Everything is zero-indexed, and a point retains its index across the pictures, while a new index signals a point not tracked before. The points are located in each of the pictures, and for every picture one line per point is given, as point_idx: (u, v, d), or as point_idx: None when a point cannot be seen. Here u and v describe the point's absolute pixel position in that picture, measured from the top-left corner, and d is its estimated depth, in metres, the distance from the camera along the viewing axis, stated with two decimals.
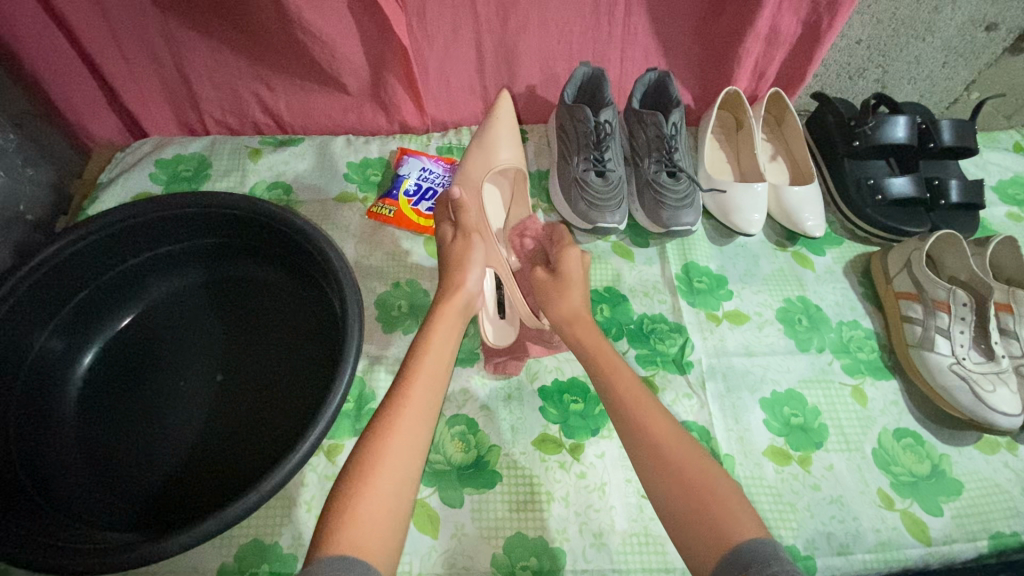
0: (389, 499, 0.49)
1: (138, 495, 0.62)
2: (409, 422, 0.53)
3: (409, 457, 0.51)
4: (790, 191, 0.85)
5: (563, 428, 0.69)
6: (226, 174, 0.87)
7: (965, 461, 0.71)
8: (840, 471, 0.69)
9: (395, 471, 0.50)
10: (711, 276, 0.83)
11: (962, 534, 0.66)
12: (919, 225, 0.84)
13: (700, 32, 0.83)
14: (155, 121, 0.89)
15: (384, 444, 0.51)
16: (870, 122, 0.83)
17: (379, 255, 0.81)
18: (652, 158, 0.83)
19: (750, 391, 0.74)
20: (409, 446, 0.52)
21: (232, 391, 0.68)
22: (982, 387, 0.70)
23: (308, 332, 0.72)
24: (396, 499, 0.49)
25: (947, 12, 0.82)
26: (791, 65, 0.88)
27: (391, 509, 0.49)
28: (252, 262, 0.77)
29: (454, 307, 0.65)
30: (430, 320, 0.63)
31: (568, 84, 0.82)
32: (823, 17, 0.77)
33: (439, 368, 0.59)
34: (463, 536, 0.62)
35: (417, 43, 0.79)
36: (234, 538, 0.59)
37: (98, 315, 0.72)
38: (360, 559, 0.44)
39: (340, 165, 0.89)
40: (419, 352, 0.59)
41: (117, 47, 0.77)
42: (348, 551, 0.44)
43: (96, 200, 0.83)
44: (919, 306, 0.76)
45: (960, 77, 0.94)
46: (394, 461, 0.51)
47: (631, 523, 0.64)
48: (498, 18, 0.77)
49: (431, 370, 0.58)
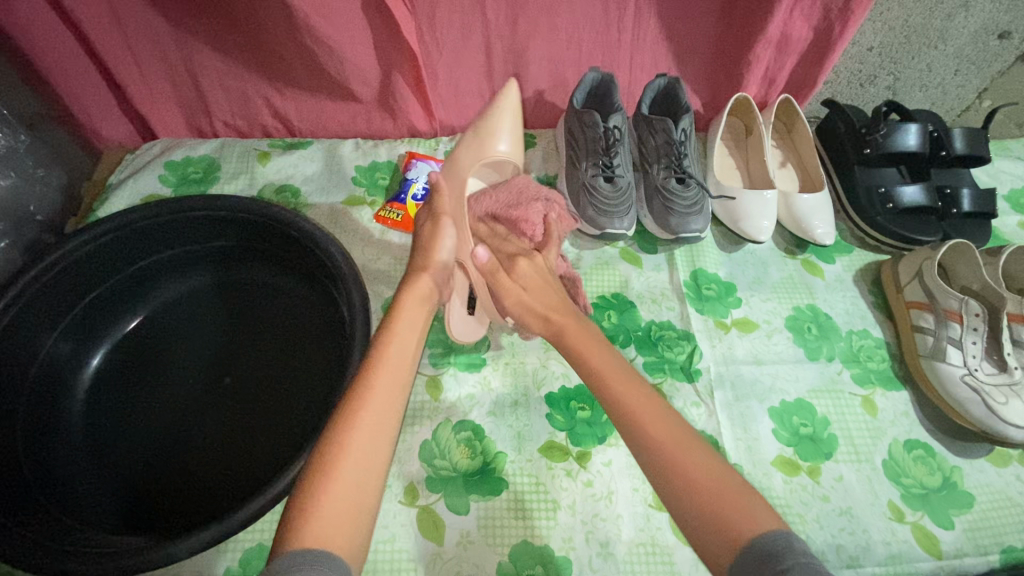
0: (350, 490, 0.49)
1: (145, 498, 0.62)
2: (373, 414, 0.53)
3: (371, 449, 0.52)
4: (800, 199, 0.84)
5: (569, 435, 0.69)
6: (234, 176, 0.87)
7: (977, 473, 0.70)
8: (850, 482, 0.68)
9: (360, 464, 0.50)
10: (720, 284, 0.83)
11: (974, 548, 0.65)
12: (930, 234, 0.83)
13: (710, 38, 0.82)
14: (166, 124, 0.89)
15: (347, 438, 0.51)
16: (881, 130, 0.82)
17: (386, 259, 0.81)
18: (660, 164, 0.83)
19: (758, 400, 0.73)
20: (371, 439, 0.52)
21: (238, 394, 0.68)
22: (995, 398, 0.69)
23: (316, 335, 0.72)
24: (357, 491, 0.50)
25: (960, 20, 0.82)
26: (802, 72, 0.87)
27: (356, 502, 0.49)
28: (260, 265, 0.77)
29: (419, 292, 0.64)
30: (394, 307, 0.63)
31: (577, 89, 0.82)
32: (835, 23, 0.77)
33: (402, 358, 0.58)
34: (468, 543, 0.61)
35: (427, 48, 0.79)
36: (240, 542, 0.59)
37: (107, 317, 0.72)
38: (323, 552, 0.44)
39: (348, 168, 0.89)
40: (383, 341, 0.59)
41: (128, 48, 0.78)
42: (309, 546, 0.44)
43: (106, 201, 0.83)
44: (930, 316, 0.75)
45: (972, 85, 0.93)
46: (357, 453, 0.51)
47: (638, 532, 0.63)
48: (508, 23, 0.77)
49: (394, 361, 0.57)
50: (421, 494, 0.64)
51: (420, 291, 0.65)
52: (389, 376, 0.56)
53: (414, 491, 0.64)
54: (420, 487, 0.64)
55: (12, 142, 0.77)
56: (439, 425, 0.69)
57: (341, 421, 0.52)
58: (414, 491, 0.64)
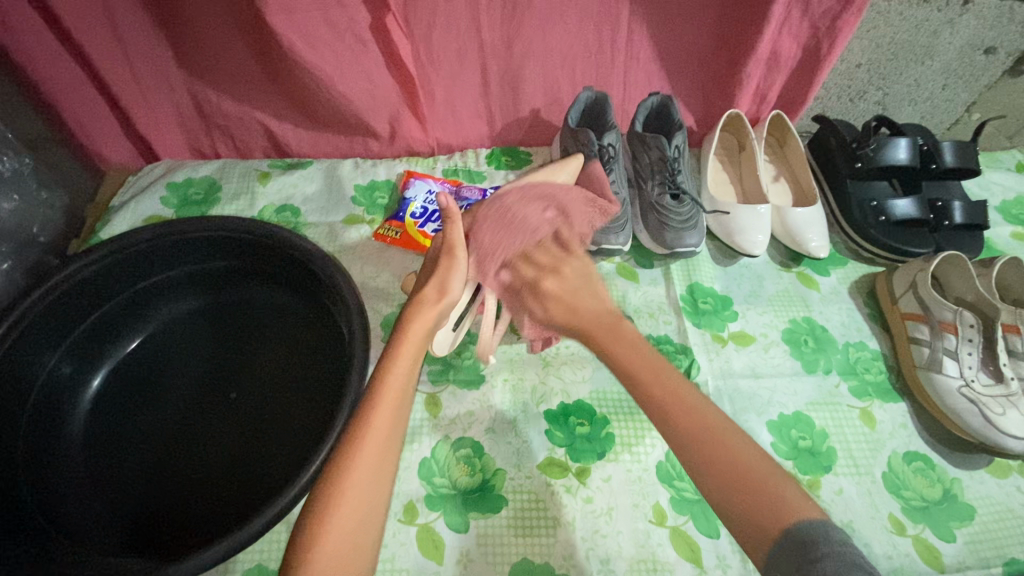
0: (360, 514, 0.48)
1: (143, 519, 0.62)
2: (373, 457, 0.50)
3: (380, 470, 0.50)
4: (794, 212, 0.85)
5: (569, 451, 0.69)
6: (235, 197, 0.88)
7: (977, 485, 0.70)
8: (850, 495, 0.68)
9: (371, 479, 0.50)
10: (716, 298, 0.83)
11: (976, 561, 0.65)
12: (923, 246, 0.84)
13: (702, 56, 0.84)
14: (167, 147, 0.91)
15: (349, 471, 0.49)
16: (871, 145, 0.83)
17: (385, 276, 0.82)
18: (655, 180, 0.84)
19: (757, 413, 0.73)
20: (359, 520, 0.48)
21: (238, 413, 0.69)
22: (992, 409, 0.69)
23: (316, 352, 0.72)
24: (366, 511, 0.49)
25: (946, 36, 0.83)
26: (791, 89, 0.89)
27: (360, 540, 0.48)
28: (260, 283, 0.78)
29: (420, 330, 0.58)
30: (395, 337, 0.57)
31: (571, 108, 0.83)
32: (823, 42, 0.79)
33: (394, 423, 0.52)
34: (468, 561, 0.61)
35: (424, 69, 0.81)
36: (239, 563, 0.59)
37: (107, 339, 0.73)
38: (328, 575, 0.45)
39: (347, 187, 0.90)
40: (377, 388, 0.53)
41: (133, 75, 0.79)
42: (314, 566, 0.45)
43: (108, 223, 0.84)
44: (926, 327, 0.76)
45: (960, 99, 0.95)
46: (337, 539, 0.47)
47: (639, 549, 0.63)
48: (503, 45, 0.78)
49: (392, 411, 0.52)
50: (420, 513, 0.64)
51: (429, 319, 0.58)
52: (397, 400, 0.53)
53: (413, 509, 0.64)
54: (419, 505, 0.64)
55: (17, 166, 0.78)
56: (438, 443, 0.69)
57: (318, 502, 0.48)
58: (413, 509, 0.64)
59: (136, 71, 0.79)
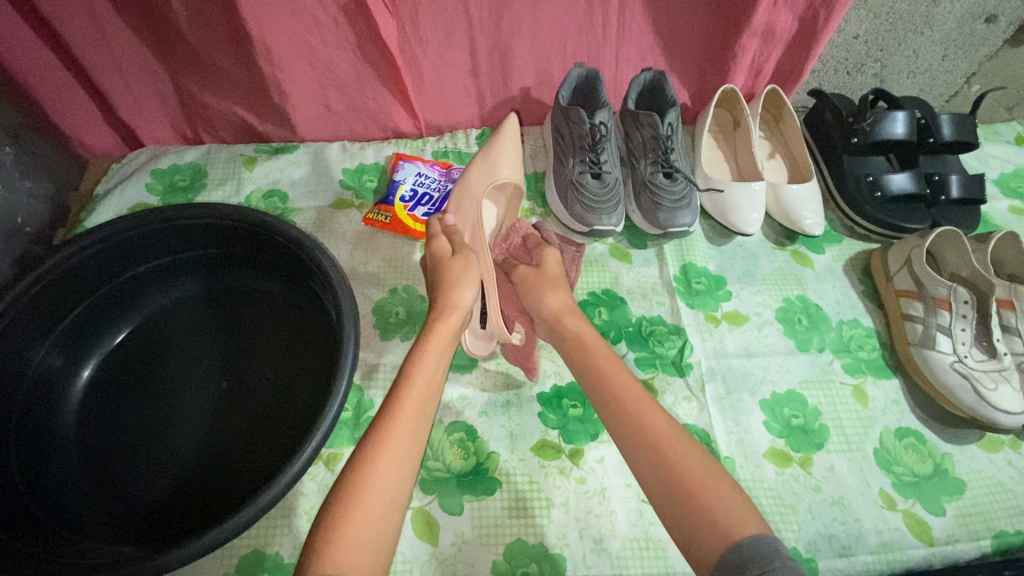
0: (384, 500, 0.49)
1: (139, 508, 0.62)
2: (397, 445, 0.52)
3: (405, 458, 0.52)
4: (789, 189, 0.84)
5: (562, 433, 0.69)
6: (222, 183, 0.86)
7: (968, 459, 0.71)
8: (841, 472, 0.68)
9: (393, 467, 0.51)
10: (709, 277, 0.83)
11: (965, 534, 0.65)
12: (919, 222, 0.83)
13: (696, 30, 0.82)
14: (151, 132, 0.90)
15: (375, 458, 0.50)
16: (868, 119, 0.82)
17: (375, 261, 0.81)
18: (648, 159, 0.83)
19: (749, 393, 0.73)
20: (379, 518, 0.48)
21: (230, 402, 0.69)
22: (984, 385, 0.69)
23: (306, 338, 0.72)
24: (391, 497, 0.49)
25: (945, 5, 0.81)
26: (787, 62, 0.87)
27: (384, 525, 0.48)
28: (248, 271, 0.77)
29: (448, 330, 0.62)
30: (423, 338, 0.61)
31: (562, 85, 0.81)
32: (819, 13, 0.77)
33: (419, 415, 0.55)
34: (463, 543, 0.62)
35: (410, 49, 0.79)
36: (236, 548, 0.60)
37: (96, 330, 0.72)
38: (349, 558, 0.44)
39: (335, 171, 0.88)
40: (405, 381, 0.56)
41: (112, 60, 0.77)
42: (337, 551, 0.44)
43: (93, 211, 0.83)
44: (920, 304, 0.75)
45: (960, 70, 0.93)
46: (356, 535, 0.46)
47: (632, 527, 0.64)
48: (491, 21, 0.76)
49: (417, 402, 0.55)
50: (415, 496, 0.64)
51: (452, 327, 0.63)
52: (424, 393, 0.56)
53: None
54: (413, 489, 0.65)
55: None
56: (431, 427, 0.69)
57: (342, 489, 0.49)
58: None
59: (115, 55, 0.77)
